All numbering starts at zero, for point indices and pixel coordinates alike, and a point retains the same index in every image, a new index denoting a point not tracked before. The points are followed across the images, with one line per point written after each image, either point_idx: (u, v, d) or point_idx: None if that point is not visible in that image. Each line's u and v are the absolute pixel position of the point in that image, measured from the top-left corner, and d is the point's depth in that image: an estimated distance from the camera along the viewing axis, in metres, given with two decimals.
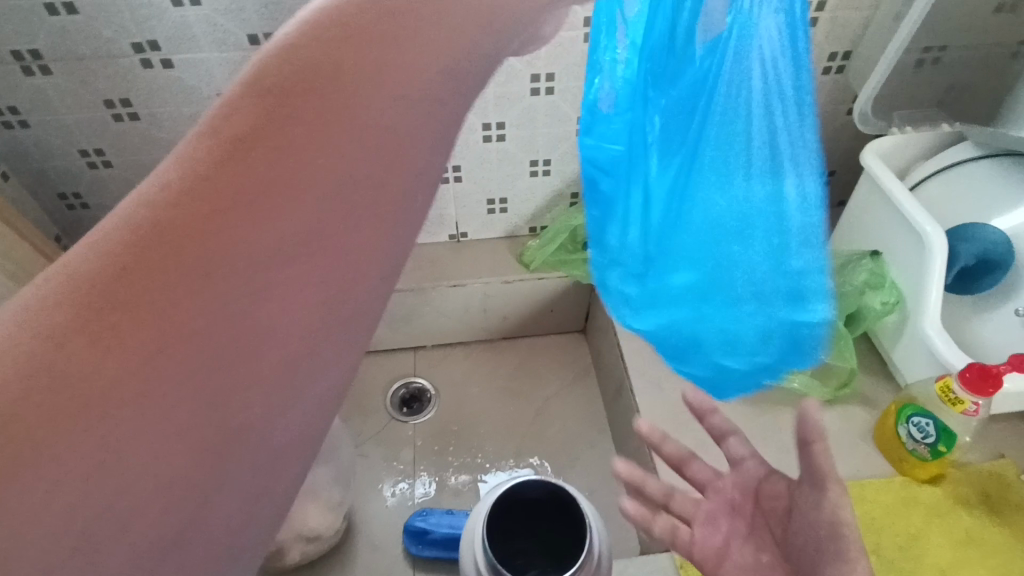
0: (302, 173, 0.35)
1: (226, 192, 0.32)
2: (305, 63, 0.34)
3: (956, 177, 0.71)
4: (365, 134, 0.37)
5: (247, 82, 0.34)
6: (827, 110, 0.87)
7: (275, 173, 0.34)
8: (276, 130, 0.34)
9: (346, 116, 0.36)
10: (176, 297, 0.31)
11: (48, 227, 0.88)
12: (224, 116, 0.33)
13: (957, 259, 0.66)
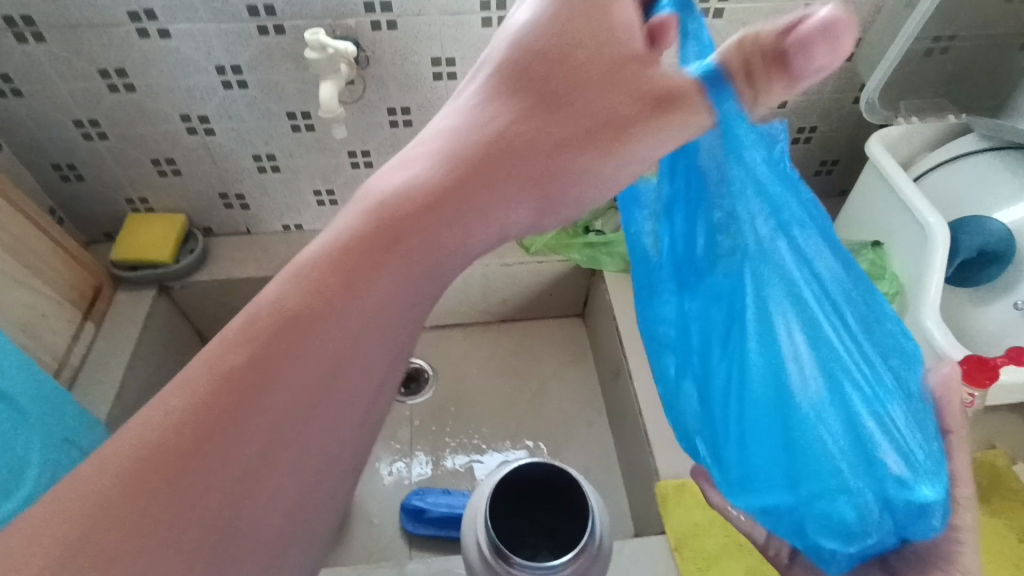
0: (339, 352, 0.31)
1: (268, 367, 0.30)
2: (361, 252, 0.32)
3: (961, 169, 0.71)
4: (414, 312, 0.33)
5: (306, 269, 0.32)
6: (834, 98, 0.86)
7: (312, 350, 0.30)
8: (317, 321, 0.30)
9: (402, 292, 0.32)
10: (214, 461, 0.28)
11: (42, 199, 0.87)
12: (281, 298, 0.31)
13: (958, 252, 0.66)
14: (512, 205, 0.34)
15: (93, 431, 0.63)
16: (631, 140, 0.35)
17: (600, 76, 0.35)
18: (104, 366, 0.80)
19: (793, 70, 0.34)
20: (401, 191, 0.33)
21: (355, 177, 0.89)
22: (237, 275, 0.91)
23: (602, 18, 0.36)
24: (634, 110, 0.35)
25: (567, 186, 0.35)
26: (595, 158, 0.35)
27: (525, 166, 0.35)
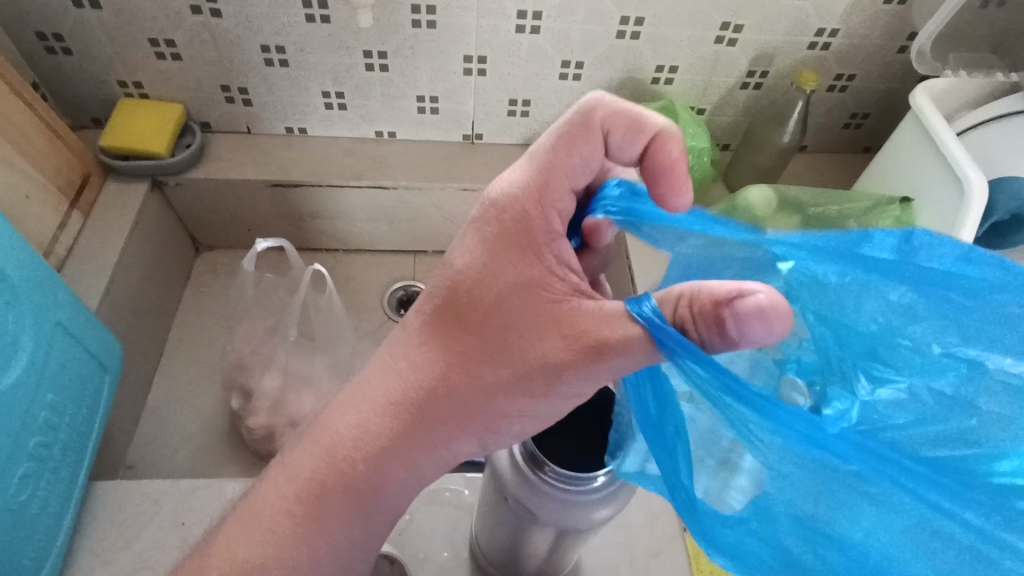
0: (383, 492, 0.41)
1: (328, 499, 0.40)
2: (364, 454, 0.40)
3: (1004, 128, 0.69)
4: (429, 451, 0.40)
5: (325, 461, 0.41)
6: (879, 45, 0.81)
7: (354, 500, 0.40)
8: (344, 510, 0.41)
9: (416, 467, 0.41)
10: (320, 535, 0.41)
11: (24, 72, 0.79)
12: (314, 475, 0.41)
13: (992, 212, 0.65)
14: (456, 445, 0.40)
15: (85, 320, 0.60)
16: (562, 391, 0.37)
17: (514, 333, 0.37)
18: (93, 258, 0.75)
19: (730, 335, 0.32)
20: (355, 434, 0.40)
21: (368, 80, 0.83)
22: (235, 176, 0.85)
23: (522, 271, 0.38)
24: (563, 356, 0.36)
25: (513, 424, 0.39)
26: (523, 405, 0.38)
27: (461, 402, 0.39)
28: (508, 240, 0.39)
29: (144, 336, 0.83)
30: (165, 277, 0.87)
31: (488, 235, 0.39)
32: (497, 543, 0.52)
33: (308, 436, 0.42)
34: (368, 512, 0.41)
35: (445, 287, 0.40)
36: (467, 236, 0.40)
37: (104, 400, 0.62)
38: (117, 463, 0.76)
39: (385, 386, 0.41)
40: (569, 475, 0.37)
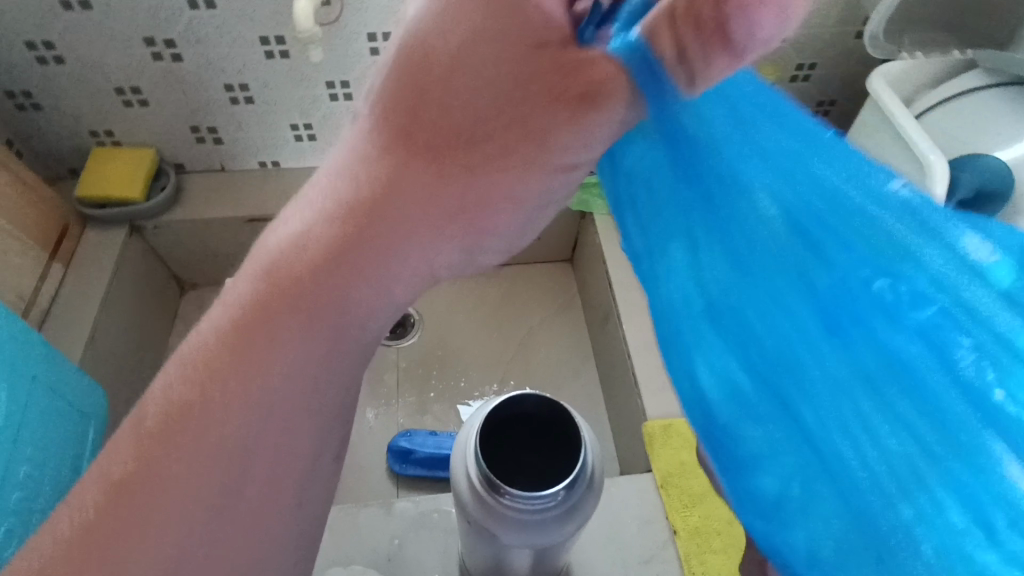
0: (392, 218, 0.35)
1: (340, 246, 0.35)
2: (375, 192, 0.35)
3: (961, 106, 0.70)
4: (419, 222, 0.35)
5: (353, 166, 0.36)
6: (834, 32, 0.82)
7: (379, 222, 0.35)
8: (346, 250, 0.35)
9: (398, 230, 0.35)
10: (274, 347, 0.34)
11: None
12: (340, 200, 0.36)
13: (957, 188, 0.64)
14: (435, 247, 0.36)
15: (65, 373, 0.61)
16: (554, 151, 0.34)
17: (496, 100, 0.33)
18: (75, 308, 0.76)
19: (734, 46, 0.29)
20: (295, 245, 0.36)
21: (334, 110, 0.84)
22: (211, 214, 0.87)
23: (500, 23, 0.32)
24: (542, 103, 0.32)
25: (486, 223, 0.36)
26: (514, 175, 0.34)
27: (413, 202, 0.35)
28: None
29: (131, 379, 0.83)
30: (150, 318, 0.88)
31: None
32: (482, 563, 0.52)
33: (249, 266, 0.37)
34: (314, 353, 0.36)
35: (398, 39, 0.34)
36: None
37: (92, 448, 0.63)
38: None
39: (318, 223, 0.36)
40: (527, 496, 0.37)
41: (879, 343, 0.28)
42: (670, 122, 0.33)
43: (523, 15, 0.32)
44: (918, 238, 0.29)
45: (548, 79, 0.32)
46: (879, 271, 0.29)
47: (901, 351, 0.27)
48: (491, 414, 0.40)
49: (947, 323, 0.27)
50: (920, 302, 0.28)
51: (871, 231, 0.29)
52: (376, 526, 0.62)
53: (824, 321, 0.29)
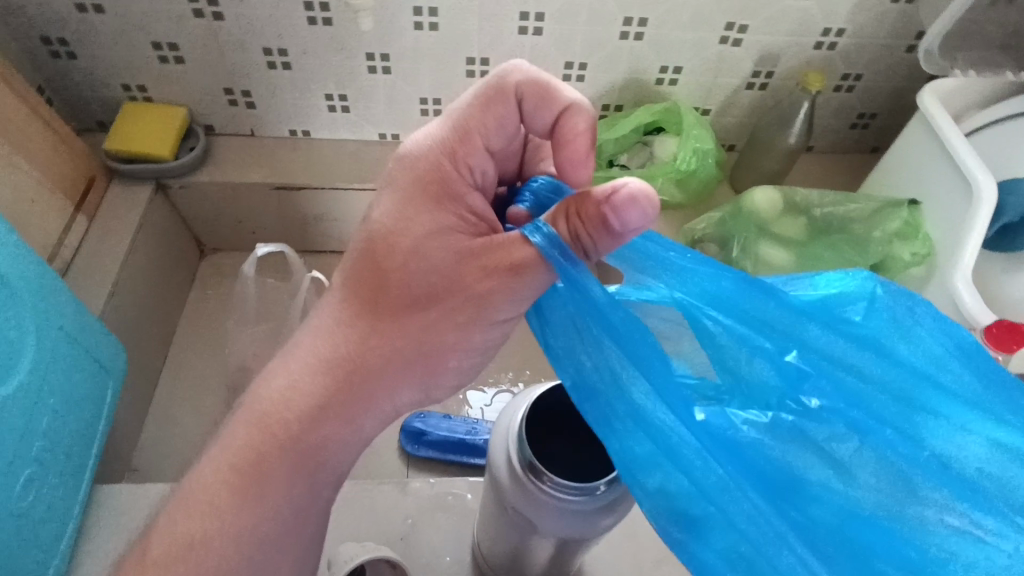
0: (380, 369, 0.40)
1: (327, 391, 0.39)
2: (355, 350, 0.39)
3: (1015, 127, 0.67)
4: (410, 366, 0.40)
5: (334, 325, 0.40)
6: (886, 44, 0.80)
7: (362, 378, 0.40)
8: (331, 399, 0.39)
9: (383, 383, 0.40)
10: (281, 465, 0.39)
11: (29, 76, 0.80)
12: (321, 354, 0.40)
13: (1003, 212, 0.64)
14: (396, 392, 0.41)
15: (88, 326, 0.60)
16: (491, 310, 0.39)
17: (442, 274, 0.38)
18: (97, 263, 0.76)
19: (612, 230, 0.35)
20: (284, 397, 0.39)
21: (371, 83, 0.83)
22: (238, 179, 0.85)
23: (439, 219, 0.39)
24: (474, 280, 0.38)
25: (449, 359, 0.41)
26: (461, 332, 0.40)
27: (388, 355, 0.40)
28: (426, 188, 0.40)
29: (147, 340, 0.82)
30: (169, 279, 0.88)
31: (403, 192, 0.40)
32: (500, 550, 0.52)
33: (240, 411, 0.40)
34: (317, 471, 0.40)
35: (359, 237, 0.41)
36: (382, 189, 0.40)
37: (108, 402, 0.63)
38: (122, 466, 0.77)
39: (299, 375, 0.40)
40: (568, 484, 0.36)
41: (793, 460, 0.33)
42: (594, 297, 0.35)
43: (455, 216, 0.39)
44: (797, 373, 0.35)
45: (479, 261, 0.38)
46: (756, 408, 0.34)
47: (819, 464, 0.32)
48: (540, 397, 0.40)
49: (824, 420, 0.33)
50: (809, 416, 0.34)
51: (755, 376, 0.35)
52: (390, 506, 0.61)
53: (760, 480, 0.32)
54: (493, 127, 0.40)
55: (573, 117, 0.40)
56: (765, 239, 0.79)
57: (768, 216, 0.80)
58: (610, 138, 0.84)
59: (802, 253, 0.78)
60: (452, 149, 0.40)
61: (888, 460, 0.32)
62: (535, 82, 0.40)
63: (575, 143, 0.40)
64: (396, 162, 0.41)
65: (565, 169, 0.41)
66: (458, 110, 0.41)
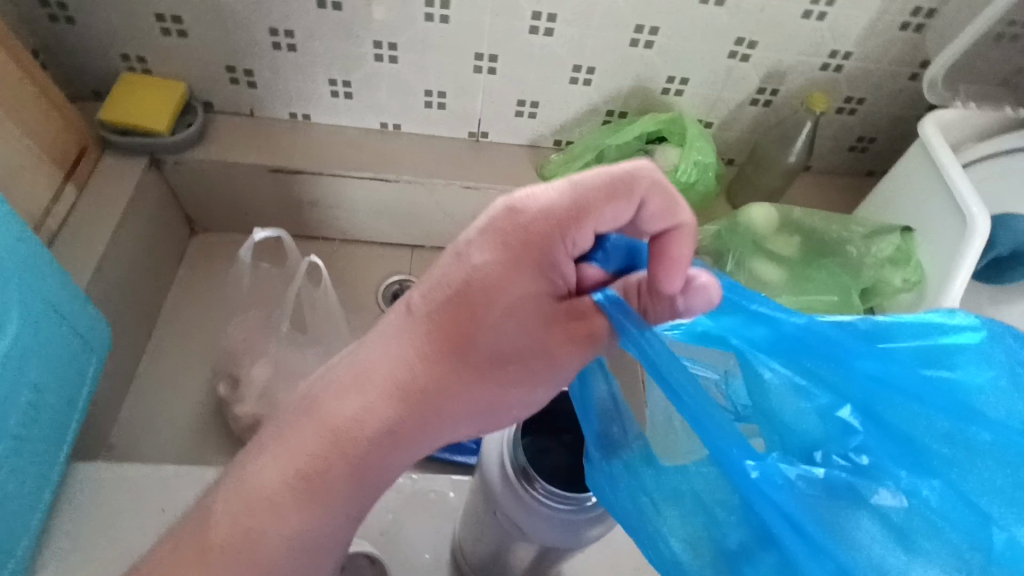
0: (456, 409, 0.38)
1: (416, 429, 0.38)
2: (422, 388, 0.37)
3: (1008, 166, 0.68)
4: (484, 413, 0.38)
5: (408, 354, 0.37)
6: (891, 71, 0.81)
7: (436, 421, 0.38)
8: (406, 436, 0.37)
9: (457, 428, 0.38)
10: (348, 482, 0.38)
11: (24, 38, 0.77)
12: (393, 380, 0.37)
13: (993, 246, 0.65)
14: (457, 432, 0.39)
15: (74, 299, 0.59)
16: (563, 373, 0.37)
17: (529, 335, 0.37)
18: (84, 236, 0.74)
19: (677, 318, 0.36)
20: (354, 421, 0.37)
21: (376, 71, 0.82)
22: (234, 158, 0.84)
23: (534, 282, 0.36)
24: (556, 347, 0.36)
25: (509, 410, 0.39)
26: (522, 381, 0.38)
27: (461, 397, 0.37)
28: (523, 248, 0.36)
29: (132, 316, 0.81)
30: (158, 256, 0.86)
31: (500, 237, 0.36)
32: (481, 550, 0.51)
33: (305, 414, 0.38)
34: (357, 477, 0.38)
35: (450, 275, 0.37)
36: (481, 228, 0.37)
37: (89, 377, 0.62)
38: (98, 444, 0.75)
39: (372, 400, 0.37)
40: (561, 494, 0.37)
41: (848, 520, 0.29)
42: (649, 354, 0.32)
43: (546, 280, 0.36)
44: (851, 428, 0.32)
45: (562, 326, 0.36)
46: (803, 460, 0.31)
47: (878, 532, 0.28)
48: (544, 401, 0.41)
49: (874, 476, 0.30)
50: (863, 477, 0.30)
51: (802, 424, 0.32)
52: None
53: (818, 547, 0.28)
54: (607, 216, 0.35)
55: (683, 243, 0.35)
56: (760, 255, 0.79)
57: (764, 233, 0.80)
58: (612, 144, 0.84)
59: (794, 271, 0.79)
60: (562, 221, 0.35)
61: (952, 526, 0.29)
62: (664, 191, 0.35)
63: (679, 266, 0.35)
64: (498, 209, 0.37)
65: (654, 277, 0.35)
66: (583, 177, 0.35)
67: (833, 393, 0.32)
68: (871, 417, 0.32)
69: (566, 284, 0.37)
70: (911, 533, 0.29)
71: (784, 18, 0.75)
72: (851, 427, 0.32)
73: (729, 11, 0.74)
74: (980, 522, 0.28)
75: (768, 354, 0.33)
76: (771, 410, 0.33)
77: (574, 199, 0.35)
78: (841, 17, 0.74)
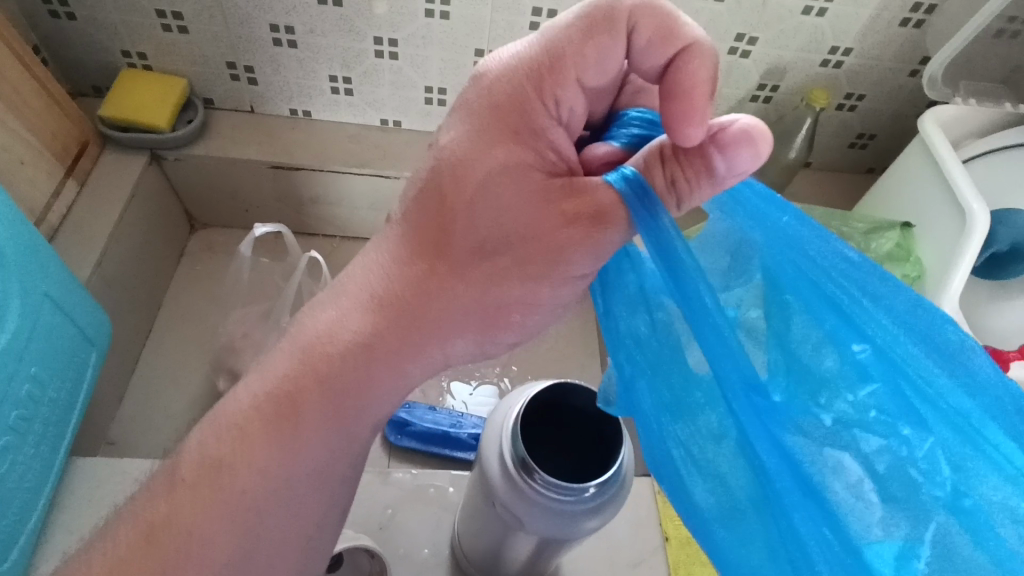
0: (446, 306, 0.40)
1: (398, 340, 0.40)
2: (410, 290, 0.39)
3: (1008, 161, 0.68)
4: (476, 312, 0.40)
5: (393, 264, 0.40)
6: (891, 67, 0.81)
7: (426, 322, 0.40)
8: (394, 343, 0.40)
9: (450, 327, 0.40)
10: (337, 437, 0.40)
11: (26, 34, 0.78)
12: (381, 293, 0.40)
13: (992, 242, 0.65)
14: (448, 341, 0.41)
15: (75, 293, 0.60)
16: (561, 265, 0.38)
17: (516, 218, 0.37)
18: (84, 230, 0.74)
19: (715, 171, 0.36)
20: (329, 332, 0.40)
21: (376, 67, 0.82)
22: (234, 154, 0.84)
23: (517, 154, 0.37)
24: (555, 227, 0.37)
25: (514, 313, 0.40)
26: (523, 311, 0.41)
27: (450, 292, 0.39)
28: (509, 121, 0.38)
29: (132, 311, 0.81)
30: (158, 252, 0.86)
31: (481, 114, 0.38)
32: (479, 544, 0.52)
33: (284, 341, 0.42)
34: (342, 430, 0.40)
35: (432, 169, 0.40)
36: (457, 114, 0.39)
37: (89, 371, 0.62)
38: (97, 438, 0.76)
39: (348, 314, 0.40)
40: (558, 483, 0.37)
41: (834, 463, 0.34)
42: (666, 236, 0.35)
43: (536, 151, 0.38)
44: (866, 376, 0.36)
45: (559, 205, 0.37)
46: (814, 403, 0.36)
47: (857, 474, 0.34)
48: (539, 392, 0.41)
49: (875, 430, 0.35)
50: (862, 426, 0.35)
51: (817, 367, 0.36)
52: (370, 495, 0.61)
53: (801, 487, 0.33)
54: (591, 59, 0.37)
55: (688, 64, 0.36)
56: None
57: None
58: None
59: None
60: (539, 78, 0.37)
61: (928, 482, 0.33)
62: (652, 15, 0.36)
63: (691, 95, 0.35)
64: (473, 88, 0.39)
65: (675, 128, 0.35)
66: (554, 31, 0.37)
67: (852, 340, 0.36)
68: (884, 368, 0.35)
69: (568, 159, 0.38)
70: (889, 481, 0.33)
71: (783, 14, 0.75)
72: (864, 376, 0.36)
73: (729, 7, 0.74)
74: (954, 480, 0.33)
75: (795, 296, 0.38)
76: (789, 349, 0.37)
77: (552, 47, 0.37)
78: (841, 13, 0.74)
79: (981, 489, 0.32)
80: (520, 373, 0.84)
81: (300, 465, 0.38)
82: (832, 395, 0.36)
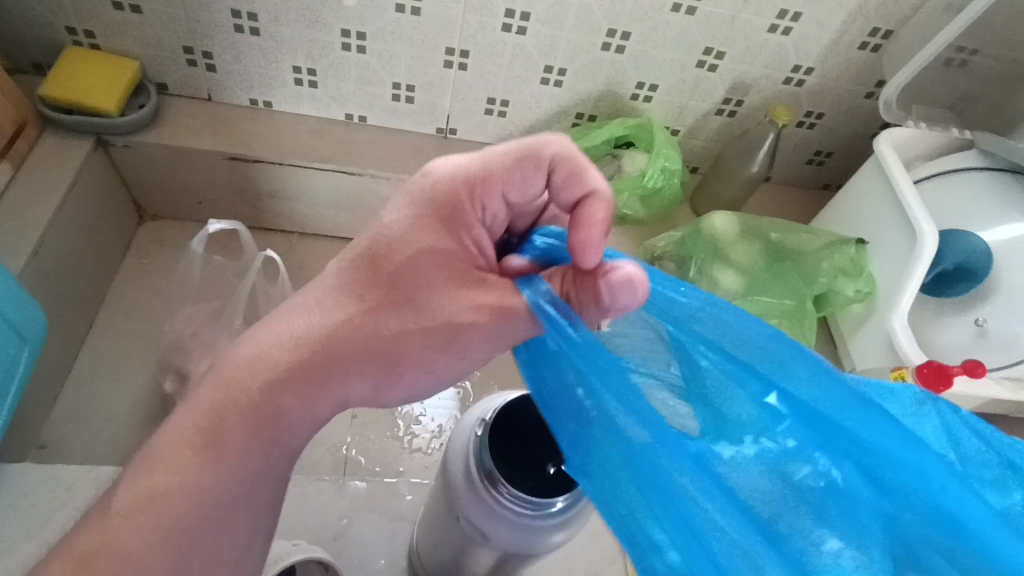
0: (348, 365, 0.38)
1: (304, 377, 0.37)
2: (337, 332, 0.38)
3: (952, 184, 0.72)
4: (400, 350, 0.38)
5: (333, 284, 0.39)
6: (848, 89, 0.84)
7: (332, 367, 0.37)
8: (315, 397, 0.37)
9: (353, 386, 0.38)
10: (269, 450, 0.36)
11: None
12: (322, 328, 0.37)
13: (938, 261, 0.68)
14: (349, 383, 0.38)
15: (6, 288, 0.55)
16: (464, 343, 0.38)
17: (427, 289, 0.38)
18: (19, 219, 0.69)
19: (602, 303, 0.36)
20: (249, 366, 0.37)
21: (343, 60, 0.79)
22: (188, 143, 0.80)
23: (439, 241, 0.38)
24: (459, 310, 0.38)
25: (411, 371, 0.39)
26: (428, 350, 0.38)
27: (347, 353, 0.38)
28: (437, 210, 0.39)
29: (70, 307, 0.76)
30: (102, 243, 0.81)
31: (417, 202, 0.39)
32: (439, 557, 0.50)
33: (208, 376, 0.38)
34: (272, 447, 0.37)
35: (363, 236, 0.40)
36: (400, 198, 0.40)
37: (20, 370, 0.58)
38: (28, 441, 0.71)
39: (297, 365, 0.37)
40: (524, 497, 0.36)
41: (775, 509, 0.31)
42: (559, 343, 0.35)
43: (458, 242, 0.39)
44: (780, 414, 0.33)
45: (472, 290, 0.38)
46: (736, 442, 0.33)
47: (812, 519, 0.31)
48: (509, 401, 0.41)
49: (798, 456, 0.32)
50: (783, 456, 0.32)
51: (735, 414, 0.34)
52: (325, 506, 0.59)
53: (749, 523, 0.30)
54: (517, 181, 0.39)
55: (595, 204, 0.38)
56: (720, 261, 0.81)
57: (725, 241, 0.81)
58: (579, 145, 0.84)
59: (752, 278, 0.81)
60: (471, 186, 0.39)
61: (878, 517, 0.31)
62: (571, 160, 0.39)
63: (591, 229, 0.37)
64: (416, 180, 0.40)
65: (574, 252, 0.37)
66: (492, 152, 0.40)
67: (759, 380, 0.34)
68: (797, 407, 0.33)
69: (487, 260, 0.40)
70: (840, 522, 0.30)
71: (750, 31, 0.76)
72: (776, 413, 0.33)
73: (699, 21, 0.75)
74: (892, 507, 0.31)
75: (702, 342, 0.36)
76: (711, 403, 0.35)
77: (482, 167, 0.39)
78: (805, 34, 0.76)
79: (919, 509, 0.30)
80: (483, 378, 0.82)
81: (242, 471, 0.37)
82: (753, 440, 0.33)
